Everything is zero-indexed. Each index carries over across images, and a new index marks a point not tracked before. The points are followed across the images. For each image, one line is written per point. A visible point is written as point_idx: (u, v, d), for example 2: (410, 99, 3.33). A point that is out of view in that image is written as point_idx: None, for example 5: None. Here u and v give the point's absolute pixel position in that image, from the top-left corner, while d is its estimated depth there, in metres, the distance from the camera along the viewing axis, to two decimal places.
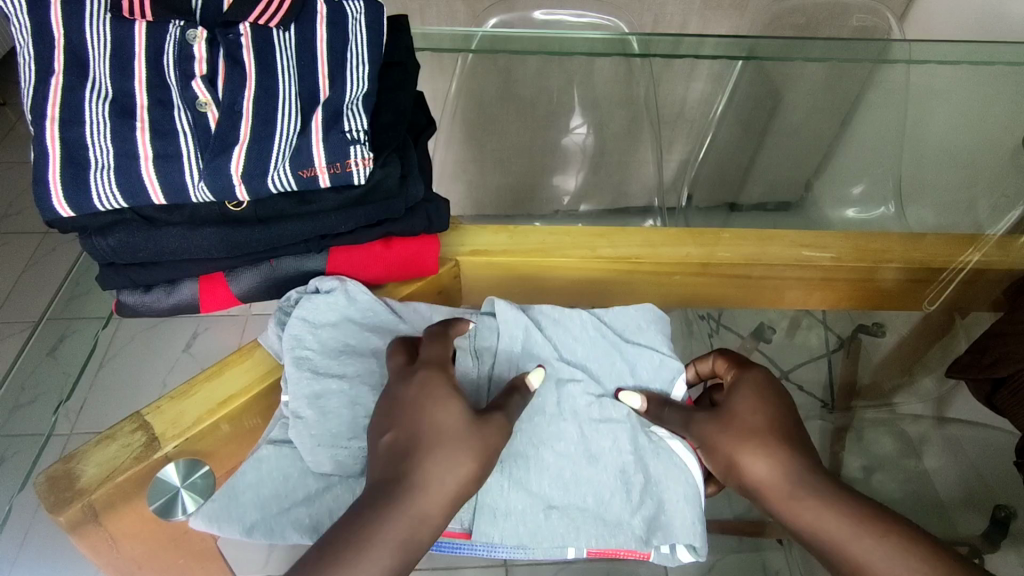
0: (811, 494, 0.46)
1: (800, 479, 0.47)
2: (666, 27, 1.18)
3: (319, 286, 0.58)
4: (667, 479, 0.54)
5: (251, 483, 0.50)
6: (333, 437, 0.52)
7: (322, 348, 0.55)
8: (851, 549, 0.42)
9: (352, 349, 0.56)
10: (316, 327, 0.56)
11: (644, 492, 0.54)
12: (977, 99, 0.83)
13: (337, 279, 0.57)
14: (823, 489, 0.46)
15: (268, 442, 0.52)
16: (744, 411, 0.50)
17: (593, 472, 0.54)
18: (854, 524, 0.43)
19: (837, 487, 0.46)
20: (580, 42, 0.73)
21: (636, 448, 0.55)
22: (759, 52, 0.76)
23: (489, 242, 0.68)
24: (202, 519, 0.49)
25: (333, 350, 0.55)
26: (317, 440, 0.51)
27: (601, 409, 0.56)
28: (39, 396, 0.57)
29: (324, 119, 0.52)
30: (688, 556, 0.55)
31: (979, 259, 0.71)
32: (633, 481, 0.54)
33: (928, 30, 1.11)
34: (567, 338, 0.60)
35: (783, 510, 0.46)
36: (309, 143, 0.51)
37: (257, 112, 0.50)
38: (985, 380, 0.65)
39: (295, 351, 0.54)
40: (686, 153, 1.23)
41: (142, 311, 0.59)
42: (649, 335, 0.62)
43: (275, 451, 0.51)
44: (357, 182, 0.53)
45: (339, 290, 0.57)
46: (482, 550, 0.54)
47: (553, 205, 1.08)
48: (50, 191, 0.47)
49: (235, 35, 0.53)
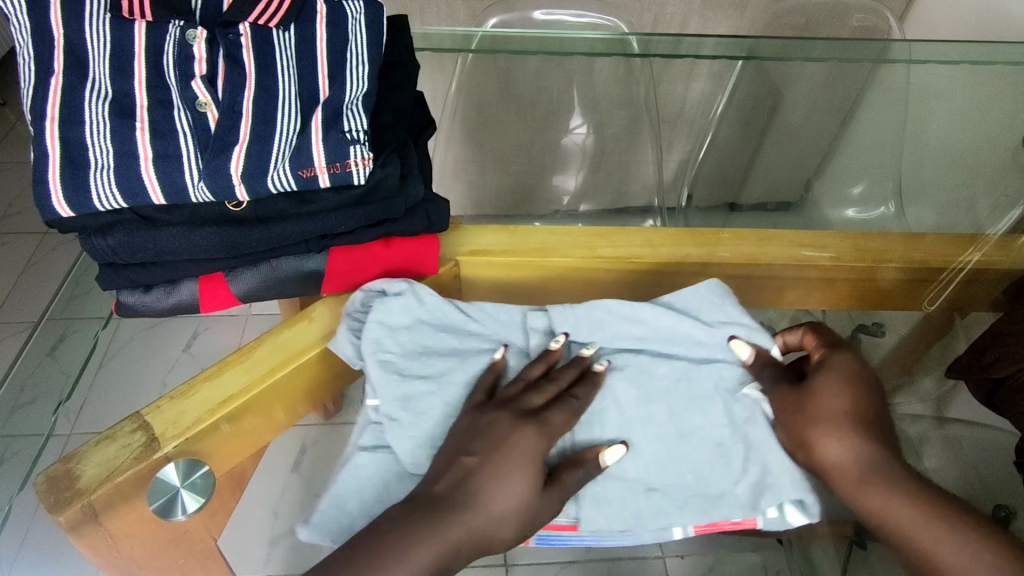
0: (887, 482, 0.50)
1: (877, 469, 0.50)
2: (666, 27, 1.18)
3: (387, 288, 0.59)
4: (769, 449, 0.53)
5: (353, 492, 0.52)
6: (429, 437, 0.52)
7: (400, 348, 0.56)
8: (926, 538, 0.48)
9: (431, 349, 0.56)
10: (392, 330, 0.56)
11: (746, 460, 0.53)
12: (978, 99, 0.83)
13: (406, 283, 0.59)
14: (899, 482, 0.50)
15: (361, 449, 0.53)
16: (831, 399, 0.52)
17: (688, 451, 0.53)
18: (927, 516, 0.48)
19: (906, 479, 0.50)
20: (580, 42, 0.73)
21: (732, 421, 0.54)
22: (758, 52, 0.76)
23: (490, 242, 0.69)
24: (309, 535, 0.52)
25: (413, 351, 0.56)
26: (415, 441, 0.52)
27: (689, 386, 0.55)
28: (39, 396, 0.57)
29: (325, 119, 0.52)
30: (800, 517, 0.55)
31: (979, 258, 0.71)
32: (733, 451, 0.53)
33: (928, 30, 1.11)
34: (645, 325, 0.58)
35: (853, 492, 0.50)
36: (310, 143, 0.51)
37: (258, 112, 0.50)
38: (986, 380, 0.65)
39: (377, 355, 0.55)
40: (686, 153, 1.22)
41: (141, 311, 0.59)
42: (725, 310, 0.59)
43: (371, 458, 0.52)
44: (357, 182, 0.53)
45: (409, 292, 0.58)
46: (590, 540, 0.56)
47: (553, 205, 1.08)
48: (50, 191, 0.47)
49: (236, 35, 0.53)
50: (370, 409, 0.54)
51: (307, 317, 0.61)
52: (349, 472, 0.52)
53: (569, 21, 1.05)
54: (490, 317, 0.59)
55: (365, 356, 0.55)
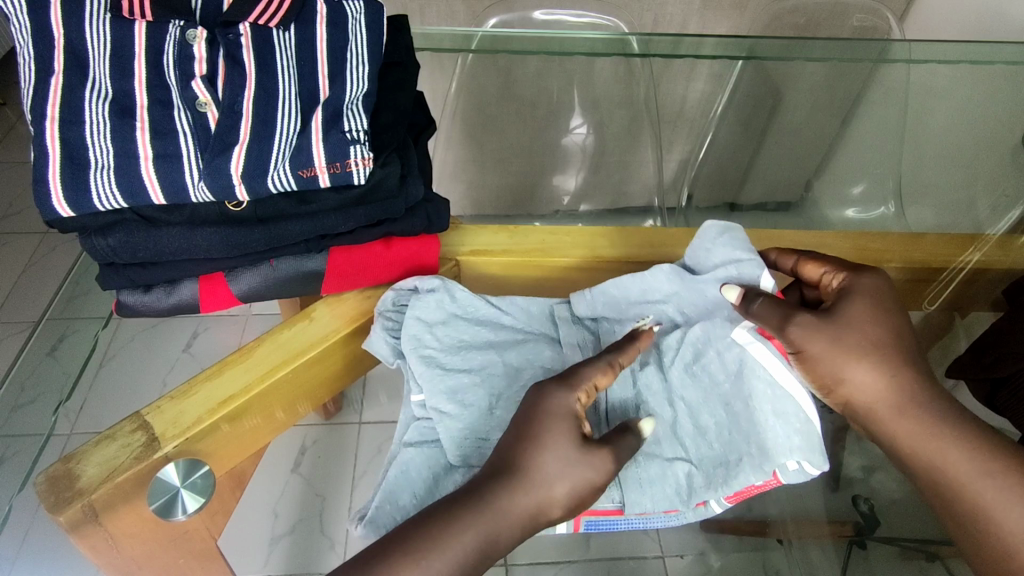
0: (923, 415, 0.52)
1: (910, 398, 0.52)
2: (666, 27, 1.18)
3: (421, 286, 0.61)
4: (765, 400, 0.54)
5: (399, 483, 0.53)
6: (474, 426, 0.54)
7: (440, 342, 0.58)
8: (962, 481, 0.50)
9: (467, 342, 0.59)
10: (430, 326, 0.59)
11: (750, 421, 0.55)
12: (978, 99, 0.83)
13: (438, 280, 0.61)
14: (937, 414, 0.51)
15: (406, 444, 0.55)
16: (863, 327, 0.53)
17: (706, 422, 0.56)
18: (967, 454, 0.50)
19: (941, 411, 0.52)
20: (580, 42, 0.73)
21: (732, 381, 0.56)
22: (759, 52, 0.76)
23: (490, 242, 0.69)
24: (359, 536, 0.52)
25: (451, 345, 0.58)
26: (462, 430, 0.54)
27: (694, 354, 0.58)
28: (39, 396, 0.57)
29: (325, 119, 0.52)
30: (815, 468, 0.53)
31: (979, 258, 0.71)
32: (736, 412, 0.55)
33: (928, 31, 1.11)
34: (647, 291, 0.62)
35: (891, 425, 0.52)
36: (310, 143, 0.51)
37: (258, 112, 0.50)
38: (985, 380, 0.65)
39: (419, 351, 0.57)
40: (685, 153, 1.23)
41: (141, 311, 0.59)
42: (720, 251, 0.61)
43: (417, 451, 0.54)
44: (357, 182, 0.53)
45: (442, 289, 0.60)
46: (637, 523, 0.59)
47: (552, 205, 1.07)
48: (50, 191, 0.47)
49: (236, 34, 0.53)
50: (415, 406, 0.57)
51: (307, 316, 0.61)
52: (397, 470, 0.53)
53: (569, 21, 1.05)
54: (522, 309, 0.62)
55: (406, 352, 0.57)
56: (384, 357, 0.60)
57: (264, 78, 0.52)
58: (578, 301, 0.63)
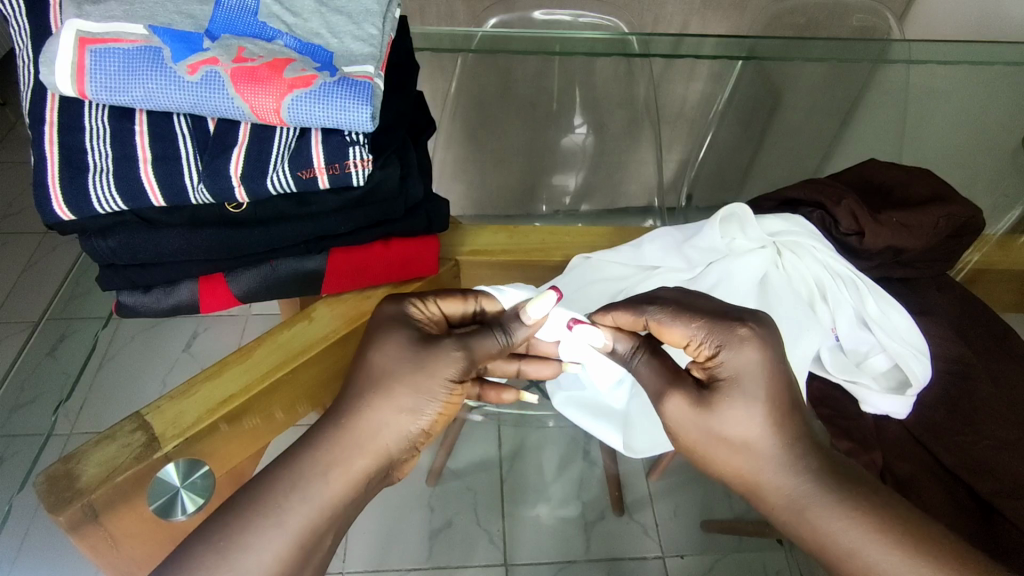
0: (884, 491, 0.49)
1: None
2: (665, 27, 1.16)
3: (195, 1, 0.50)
4: (335, 27, 0.52)
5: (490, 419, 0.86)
6: (329, 31, 0.52)
7: (187, 20, 0.49)
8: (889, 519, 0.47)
9: (254, 11, 0.51)
10: (190, 18, 0.49)
11: (289, 13, 0.52)
12: (978, 100, 0.83)
13: None
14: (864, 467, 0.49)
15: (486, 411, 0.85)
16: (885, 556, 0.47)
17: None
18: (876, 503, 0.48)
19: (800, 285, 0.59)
20: (581, 41, 0.73)
21: (171, 126, 0.49)
22: (758, 52, 0.78)
23: (489, 241, 0.70)
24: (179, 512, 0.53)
25: (145, 17, 0.48)
26: (328, 16, 0.52)
27: (79, 53, 0.45)
28: (39, 395, 0.58)
29: (132, 50, 0.46)
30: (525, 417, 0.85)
31: (979, 259, 0.71)
32: (269, 14, 0.51)
33: (930, 34, 1.09)
34: (197, 12, 0.49)
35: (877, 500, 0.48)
36: (250, 91, 0.46)
37: (179, 101, 0.46)
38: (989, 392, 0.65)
39: (104, 43, 0.46)
40: (685, 153, 1.22)
41: (141, 312, 0.59)
42: (103, 11, 0.48)
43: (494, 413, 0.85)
44: (374, 125, 0.48)
45: None
46: (381, 49, 0.52)
47: (552, 205, 1.06)
48: (50, 195, 0.48)
49: (50, 41, 0.46)
50: (334, 95, 0.47)
51: (307, 316, 0.61)
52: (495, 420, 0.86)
53: (569, 21, 1.05)
54: None
55: (104, 66, 0.46)
56: (81, 29, 0.46)
57: (105, 48, 0.46)
58: (79, 26, 0.46)
